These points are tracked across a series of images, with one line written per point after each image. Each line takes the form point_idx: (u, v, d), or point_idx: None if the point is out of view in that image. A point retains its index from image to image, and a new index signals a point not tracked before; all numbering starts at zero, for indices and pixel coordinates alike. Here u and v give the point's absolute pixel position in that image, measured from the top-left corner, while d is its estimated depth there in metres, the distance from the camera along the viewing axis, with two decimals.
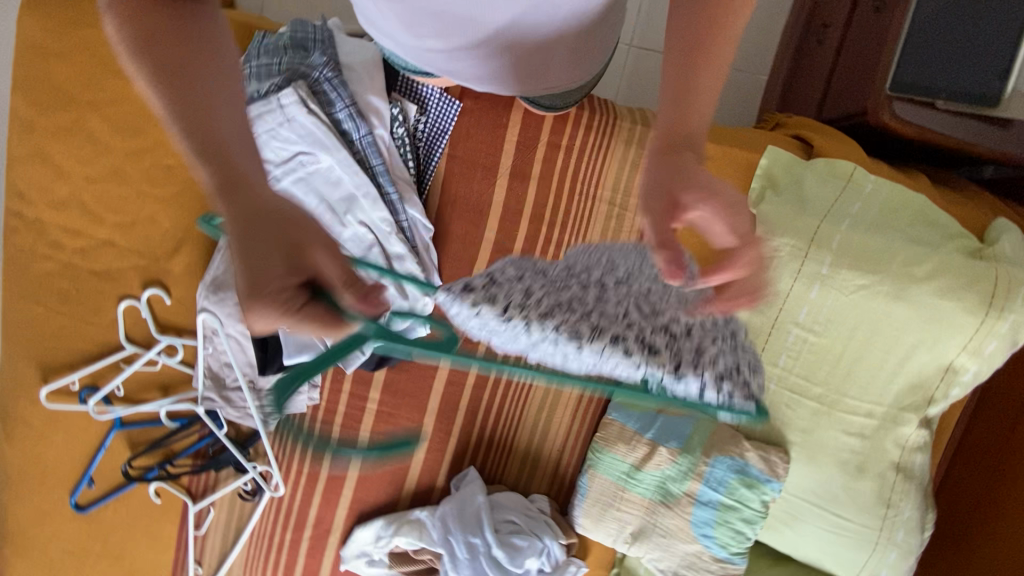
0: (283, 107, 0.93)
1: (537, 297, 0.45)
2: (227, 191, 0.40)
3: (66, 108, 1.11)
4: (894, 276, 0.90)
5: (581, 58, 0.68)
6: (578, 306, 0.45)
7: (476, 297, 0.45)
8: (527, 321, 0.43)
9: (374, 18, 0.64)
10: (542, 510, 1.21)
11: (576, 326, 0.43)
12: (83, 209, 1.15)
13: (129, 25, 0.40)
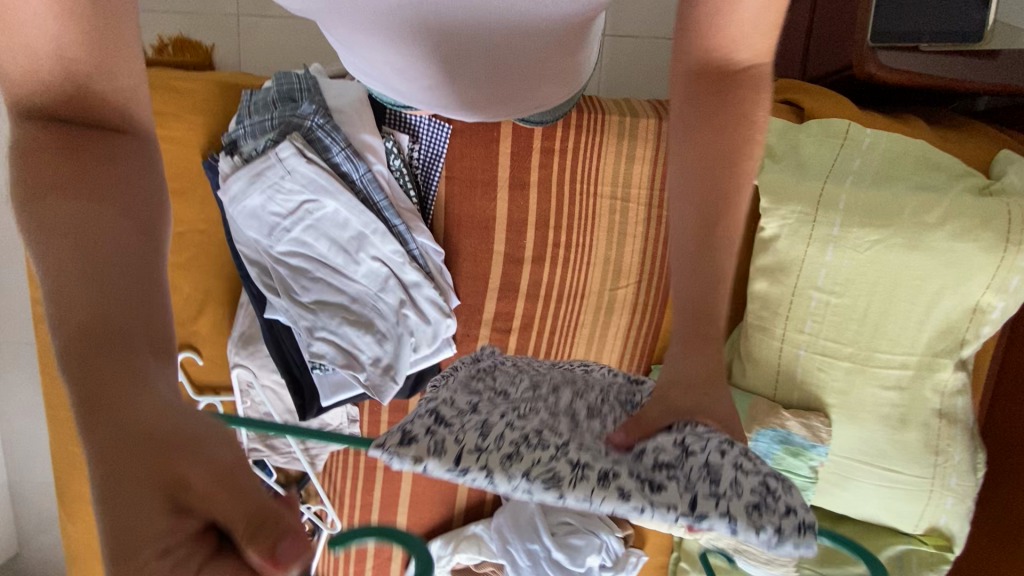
0: (282, 161, 0.95)
1: (497, 433, 0.39)
2: (93, 394, 0.30)
3: None
4: (907, 226, 0.89)
5: (567, 68, 0.69)
6: (540, 439, 0.39)
7: (423, 443, 0.38)
8: (487, 467, 0.37)
9: (366, 69, 0.69)
10: None
11: (546, 466, 0.37)
12: None
13: (23, 162, 0.32)
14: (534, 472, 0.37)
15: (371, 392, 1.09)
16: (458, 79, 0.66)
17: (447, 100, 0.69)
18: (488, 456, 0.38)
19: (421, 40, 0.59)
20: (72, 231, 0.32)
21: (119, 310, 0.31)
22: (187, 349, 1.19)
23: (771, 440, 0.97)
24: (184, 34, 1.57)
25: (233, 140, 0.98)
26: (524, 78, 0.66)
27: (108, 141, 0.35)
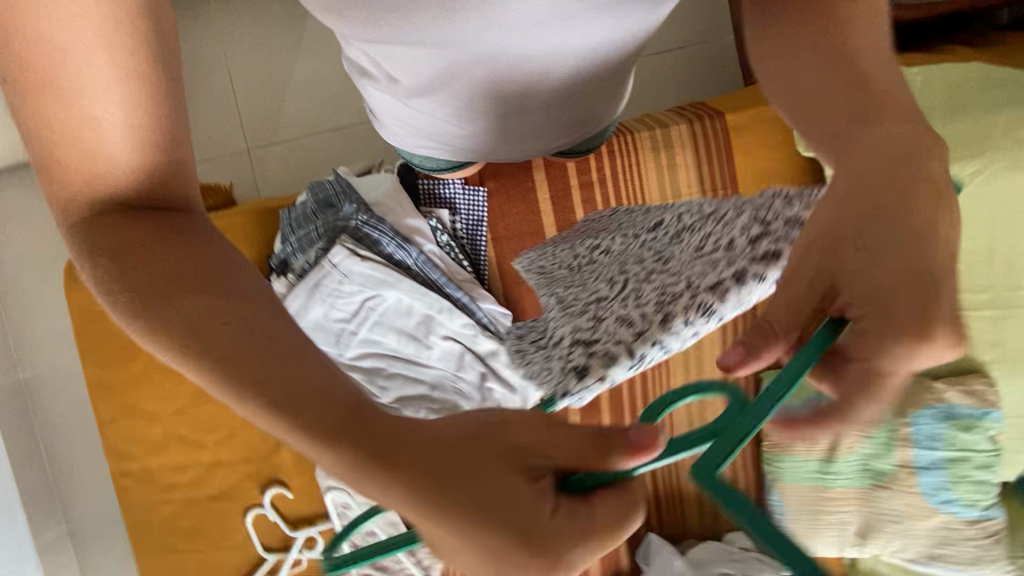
0: (336, 266, 0.93)
1: (607, 325, 0.33)
2: (326, 423, 0.27)
3: (135, 357, 1.14)
4: (1000, 150, 0.84)
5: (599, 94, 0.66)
6: (659, 288, 0.33)
7: (581, 363, 0.32)
8: (645, 335, 0.30)
9: (419, 113, 0.69)
10: (747, 548, 1.08)
11: (678, 297, 0.31)
12: (182, 442, 1.16)
13: (104, 253, 0.31)
14: (673, 312, 0.30)
15: None
16: (506, 114, 0.66)
17: (495, 132, 0.70)
18: (630, 331, 0.31)
19: (477, 81, 0.59)
20: (204, 331, 0.28)
21: (288, 375, 0.28)
22: (274, 484, 1.15)
23: (934, 420, 0.89)
24: (206, 180, 1.64)
25: (283, 260, 0.97)
26: (569, 101, 0.66)
27: (176, 217, 0.32)
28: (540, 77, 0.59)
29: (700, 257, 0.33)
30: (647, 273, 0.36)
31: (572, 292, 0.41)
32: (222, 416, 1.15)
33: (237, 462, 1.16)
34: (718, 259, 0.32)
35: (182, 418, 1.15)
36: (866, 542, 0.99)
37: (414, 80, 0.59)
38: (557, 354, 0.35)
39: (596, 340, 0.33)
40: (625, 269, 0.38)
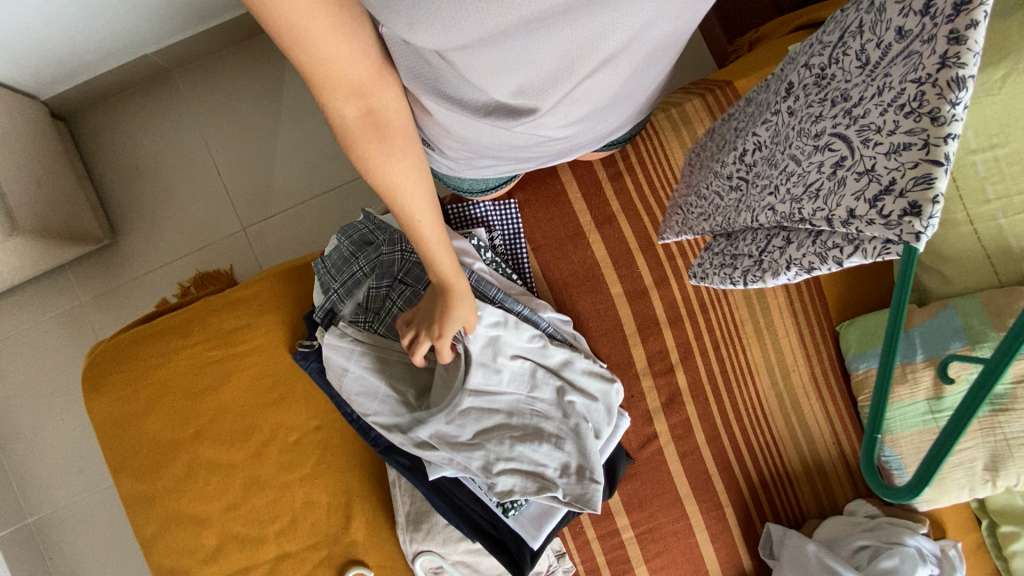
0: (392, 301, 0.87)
1: (884, 141, 0.41)
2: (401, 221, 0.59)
3: (173, 458, 1.03)
4: None
5: (641, 72, 0.61)
6: (886, 113, 0.41)
7: (903, 206, 0.39)
8: (941, 111, 0.37)
9: (475, 136, 0.65)
10: (873, 515, 1.00)
11: (919, 95, 0.38)
12: (240, 543, 1.03)
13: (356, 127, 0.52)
14: (934, 106, 0.37)
15: (580, 507, 0.90)
16: (612, 93, 0.62)
17: (578, 118, 0.64)
18: (914, 147, 0.39)
19: (578, 61, 0.53)
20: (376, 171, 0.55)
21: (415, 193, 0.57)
22: (354, 566, 1.02)
23: None
24: (203, 269, 1.55)
25: (329, 309, 0.92)
26: (669, 58, 0.62)
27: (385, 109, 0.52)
28: (665, 36, 0.55)
29: (891, 72, 0.42)
30: (849, 121, 0.45)
31: (797, 189, 0.49)
32: (279, 502, 1.04)
33: (305, 551, 1.04)
34: (915, 57, 0.39)
35: (235, 514, 1.03)
36: (1000, 474, 0.92)
37: (539, 78, 0.54)
38: (861, 209, 0.42)
39: (889, 182, 0.40)
40: (819, 134, 0.48)
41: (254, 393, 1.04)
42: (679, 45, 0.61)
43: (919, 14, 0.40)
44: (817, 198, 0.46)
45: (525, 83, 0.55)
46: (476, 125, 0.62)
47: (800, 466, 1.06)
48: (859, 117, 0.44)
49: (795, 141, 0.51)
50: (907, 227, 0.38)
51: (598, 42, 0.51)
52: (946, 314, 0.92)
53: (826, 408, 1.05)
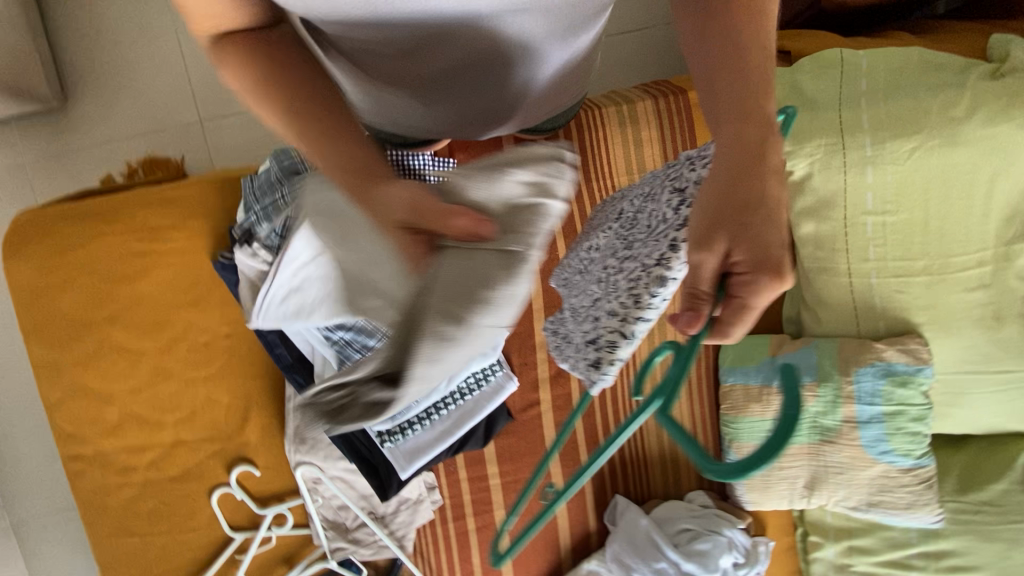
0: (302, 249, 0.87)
1: (612, 301, 0.49)
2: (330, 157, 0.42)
3: (87, 335, 1.08)
4: (937, 127, 0.90)
5: (528, 92, 0.67)
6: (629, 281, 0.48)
7: (596, 356, 0.49)
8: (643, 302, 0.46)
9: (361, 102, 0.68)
10: (706, 505, 1.14)
11: (639, 279, 0.47)
12: (140, 422, 1.11)
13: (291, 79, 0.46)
14: (640, 293, 0.46)
15: (448, 433, 1.05)
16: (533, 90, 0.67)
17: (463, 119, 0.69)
18: (619, 317, 0.48)
19: (456, 68, 0.58)
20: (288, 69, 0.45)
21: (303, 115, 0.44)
22: (241, 463, 1.12)
23: (874, 377, 0.96)
24: (157, 152, 1.54)
25: (247, 230, 0.96)
26: (555, 85, 0.69)
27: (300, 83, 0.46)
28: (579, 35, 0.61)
29: (644, 243, 0.49)
30: (611, 263, 0.53)
31: (573, 299, 0.57)
32: (183, 394, 1.11)
33: (200, 442, 1.12)
34: (655, 245, 0.47)
35: (139, 397, 1.10)
36: (815, 493, 1.04)
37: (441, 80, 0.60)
38: (580, 346, 0.51)
39: (599, 331, 0.49)
40: (598, 262, 0.55)
41: (172, 290, 1.09)
42: (564, 73, 0.67)
43: (674, 211, 0.47)
44: (573, 315, 0.54)
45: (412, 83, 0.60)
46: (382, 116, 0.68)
47: (657, 453, 1.19)
48: (616, 264, 0.52)
49: (592, 255, 0.58)
50: (593, 374, 0.49)
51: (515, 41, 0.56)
52: (805, 350, 1.02)
53: (692, 413, 1.14)
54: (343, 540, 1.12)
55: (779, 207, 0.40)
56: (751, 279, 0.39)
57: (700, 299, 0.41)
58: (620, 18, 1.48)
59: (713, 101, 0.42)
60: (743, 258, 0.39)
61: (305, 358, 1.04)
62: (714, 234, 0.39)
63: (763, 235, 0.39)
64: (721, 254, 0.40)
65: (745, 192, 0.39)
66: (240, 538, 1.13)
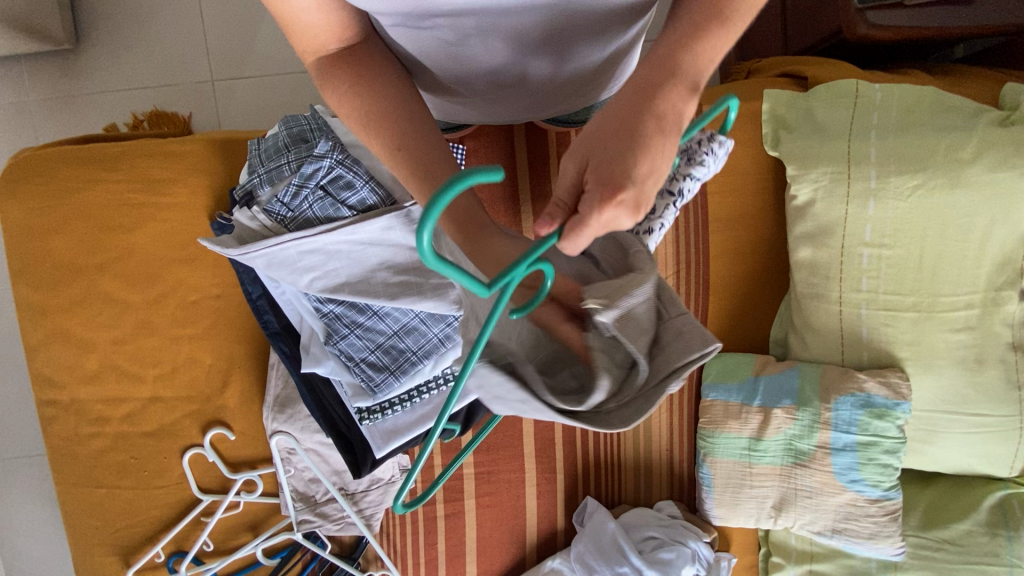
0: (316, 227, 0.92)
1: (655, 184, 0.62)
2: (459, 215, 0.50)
3: (74, 281, 1.07)
4: (942, 167, 0.91)
5: (552, 90, 0.69)
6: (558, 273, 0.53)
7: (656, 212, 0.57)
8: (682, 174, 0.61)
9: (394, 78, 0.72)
10: (674, 516, 1.15)
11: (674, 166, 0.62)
12: (119, 374, 1.10)
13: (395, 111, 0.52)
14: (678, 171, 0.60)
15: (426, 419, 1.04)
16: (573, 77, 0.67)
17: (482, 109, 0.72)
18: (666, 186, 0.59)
19: (483, 58, 0.60)
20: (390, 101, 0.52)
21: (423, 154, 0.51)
22: (217, 425, 1.12)
23: (853, 406, 0.98)
24: (161, 107, 1.52)
25: (249, 192, 0.96)
26: (577, 92, 0.70)
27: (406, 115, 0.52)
28: (622, 29, 0.61)
29: None
30: None
31: None
32: (165, 350, 1.10)
33: (177, 400, 1.12)
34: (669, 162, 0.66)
35: (122, 348, 1.10)
36: (782, 514, 1.05)
37: (484, 63, 0.61)
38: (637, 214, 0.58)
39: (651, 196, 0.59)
40: None
41: (166, 245, 1.08)
42: (590, 76, 0.68)
43: None
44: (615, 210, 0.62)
45: (459, 68, 0.62)
46: (438, 104, 0.72)
47: (632, 460, 1.19)
48: None
49: None
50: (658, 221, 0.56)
51: (567, 22, 0.57)
52: (788, 373, 1.04)
53: (671, 423, 1.17)
54: (310, 513, 1.12)
55: (650, 152, 0.44)
56: (590, 194, 0.42)
57: (559, 208, 0.43)
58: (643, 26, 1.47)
59: (661, 48, 0.48)
60: (589, 175, 0.43)
61: (292, 327, 1.03)
62: (587, 153, 0.44)
63: (619, 162, 0.43)
64: (577, 169, 0.44)
65: (629, 120, 0.44)
66: (207, 500, 1.12)
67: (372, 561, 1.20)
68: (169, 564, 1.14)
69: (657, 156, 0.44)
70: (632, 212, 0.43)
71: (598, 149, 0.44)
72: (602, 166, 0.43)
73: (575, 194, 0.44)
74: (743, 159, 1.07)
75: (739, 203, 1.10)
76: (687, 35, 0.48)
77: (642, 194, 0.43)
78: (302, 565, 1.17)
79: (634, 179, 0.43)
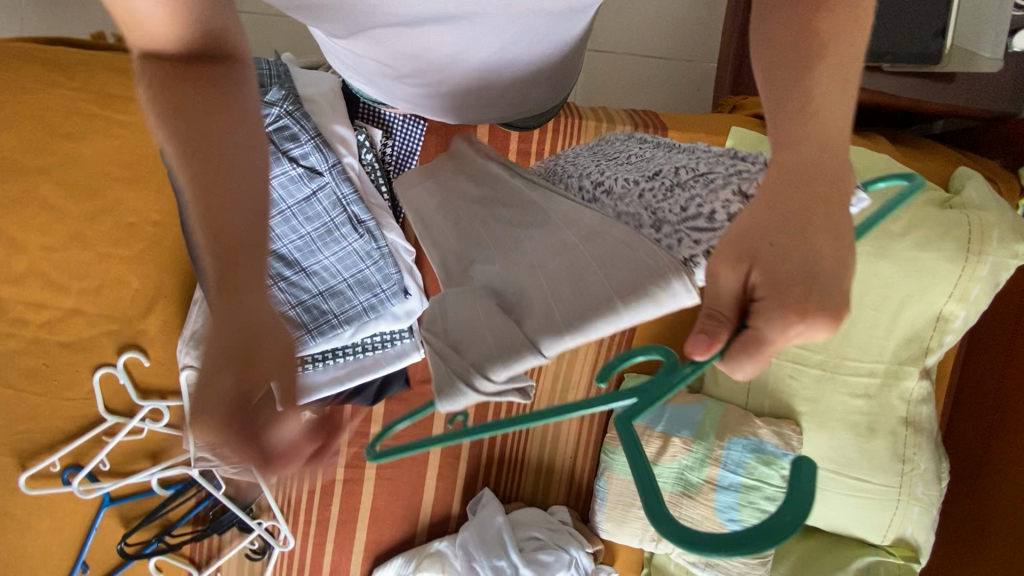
0: None
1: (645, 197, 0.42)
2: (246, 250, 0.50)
3: (13, 178, 1.02)
4: (872, 235, 0.92)
5: (476, 97, 0.68)
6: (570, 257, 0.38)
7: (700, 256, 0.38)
8: None
9: (339, 54, 0.67)
10: (564, 521, 1.16)
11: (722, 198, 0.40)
12: (45, 281, 1.06)
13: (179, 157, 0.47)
14: None
15: (339, 383, 1.05)
16: (503, 88, 0.67)
17: (414, 97, 0.69)
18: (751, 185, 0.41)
19: (407, 40, 0.58)
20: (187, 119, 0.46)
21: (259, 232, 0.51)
22: (134, 349, 1.12)
23: (743, 448, 0.99)
24: None
25: None
26: (500, 98, 0.69)
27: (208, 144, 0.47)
28: (566, 30, 0.62)
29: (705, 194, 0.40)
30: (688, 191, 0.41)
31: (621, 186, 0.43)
32: (95, 266, 1.09)
33: (100, 317, 1.10)
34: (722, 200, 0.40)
35: (52, 257, 1.06)
36: (662, 538, 1.07)
37: (434, 63, 0.61)
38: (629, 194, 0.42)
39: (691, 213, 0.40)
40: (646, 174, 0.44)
41: (114, 162, 1.08)
42: (512, 79, 0.66)
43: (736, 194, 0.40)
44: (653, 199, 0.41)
45: (385, 50, 0.60)
46: (361, 66, 0.65)
47: (536, 461, 1.21)
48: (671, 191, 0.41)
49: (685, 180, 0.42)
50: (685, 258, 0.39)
51: (495, 25, 0.56)
52: (694, 406, 1.06)
53: (579, 435, 1.19)
54: (209, 452, 1.12)
55: (821, 236, 0.36)
56: (765, 310, 0.36)
57: (719, 326, 0.37)
58: (640, 42, 1.48)
59: (775, 77, 0.40)
60: (760, 279, 0.36)
61: None
62: (746, 255, 0.36)
63: (796, 264, 0.36)
64: (741, 275, 0.36)
65: (802, 204, 0.37)
66: (111, 421, 1.11)
67: (264, 510, 1.22)
68: (63, 478, 1.11)
69: (824, 243, 0.36)
70: (798, 315, 0.35)
71: (771, 251, 0.36)
72: (784, 288, 0.36)
73: (739, 307, 0.37)
74: None
75: None
76: (838, 77, 0.38)
77: (823, 298, 0.35)
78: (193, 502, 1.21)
79: (823, 293, 0.36)
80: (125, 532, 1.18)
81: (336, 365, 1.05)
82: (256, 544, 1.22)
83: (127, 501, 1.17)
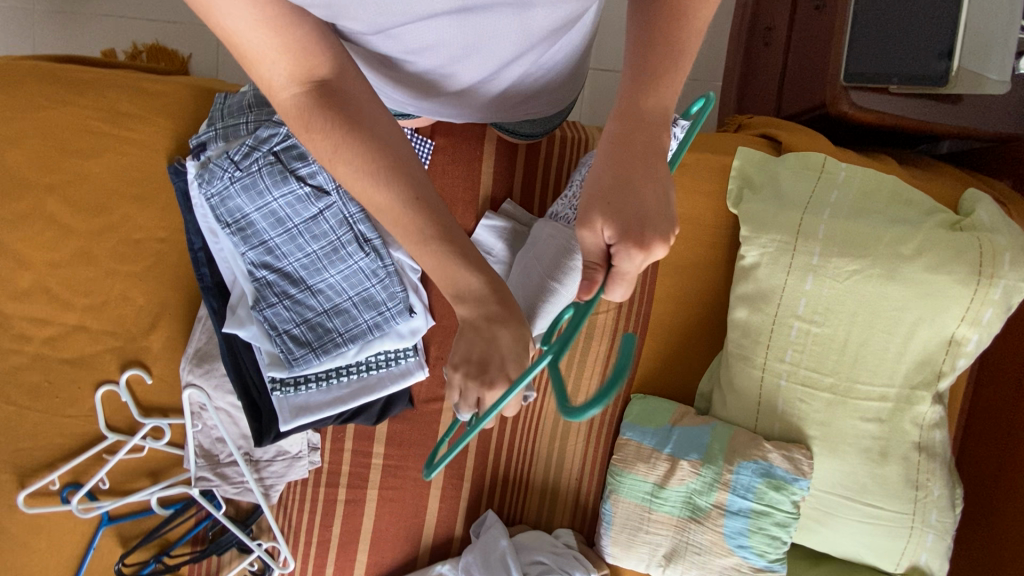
0: (263, 185, 0.95)
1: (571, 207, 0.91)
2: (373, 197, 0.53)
3: (24, 194, 1.04)
4: (883, 257, 0.92)
5: (480, 93, 0.69)
6: (530, 265, 0.88)
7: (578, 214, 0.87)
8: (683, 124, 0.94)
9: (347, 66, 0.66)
10: (569, 545, 1.13)
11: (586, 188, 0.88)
12: (49, 296, 1.07)
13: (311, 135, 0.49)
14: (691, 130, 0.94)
15: (342, 403, 1.04)
16: (507, 89, 0.69)
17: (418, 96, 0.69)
18: None
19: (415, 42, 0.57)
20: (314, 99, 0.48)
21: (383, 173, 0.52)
22: (136, 366, 1.10)
23: (753, 472, 0.98)
24: (162, 42, 1.49)
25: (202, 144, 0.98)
26: (500, 97, 0.71)
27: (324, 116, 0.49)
28: (576, 28, 0.63)
29: None
30: None
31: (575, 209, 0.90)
32: (100, 282, 1.09)
33: (103, 333, 1.09)
34: None
35: (58, 272, 1.07)
36: (670, 564, 1.04)
37: (440, 58, 0.61)
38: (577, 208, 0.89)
39: None
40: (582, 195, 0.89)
41: (121, 178, 1.08)
42: (518, 81, 0.69)
43: None
44: None
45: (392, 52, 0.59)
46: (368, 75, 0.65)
47: (540, 481, 1.19)
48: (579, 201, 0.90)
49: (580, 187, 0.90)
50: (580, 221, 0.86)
51: (504, 33, 0.57)
52: (702, 428, 1.04)
53: (585, 454, 1.17)
54: (209, 472, 1.10)
55: (646, 183, 0.48)
56: (618, 249, 0.47)
57: (595, 270, 0.49)
58: None
59: (637, 65, 0.50)
60: (614, 233, 0.47)
61: (223, 284, 1.01)
62: (595, 214, 0.48)
63: (632, 208, 0.48)
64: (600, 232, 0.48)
65: (631, 165, 0.49)
66: (111, 439, 1.09)
67: (264, 531, 1.20)
68: (62, 496, 1.10)
69: (648, 186, 0.48)
70: (638, 245, 0.47)
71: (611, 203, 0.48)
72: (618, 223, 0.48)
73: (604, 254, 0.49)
74: (703, 211, 1.07)
75: (695, 250, 1.09)
76: (668, 58, 0.49)
77: (643, 227, 0.47)
78: (193, 521, 1.18)
79: (653, 227, 0.48)
80: (123, 553, 1.15)
81: (339, 385, 1.04)
82: (256, 565, 1.19)
83: (125, 519, 1.14)
